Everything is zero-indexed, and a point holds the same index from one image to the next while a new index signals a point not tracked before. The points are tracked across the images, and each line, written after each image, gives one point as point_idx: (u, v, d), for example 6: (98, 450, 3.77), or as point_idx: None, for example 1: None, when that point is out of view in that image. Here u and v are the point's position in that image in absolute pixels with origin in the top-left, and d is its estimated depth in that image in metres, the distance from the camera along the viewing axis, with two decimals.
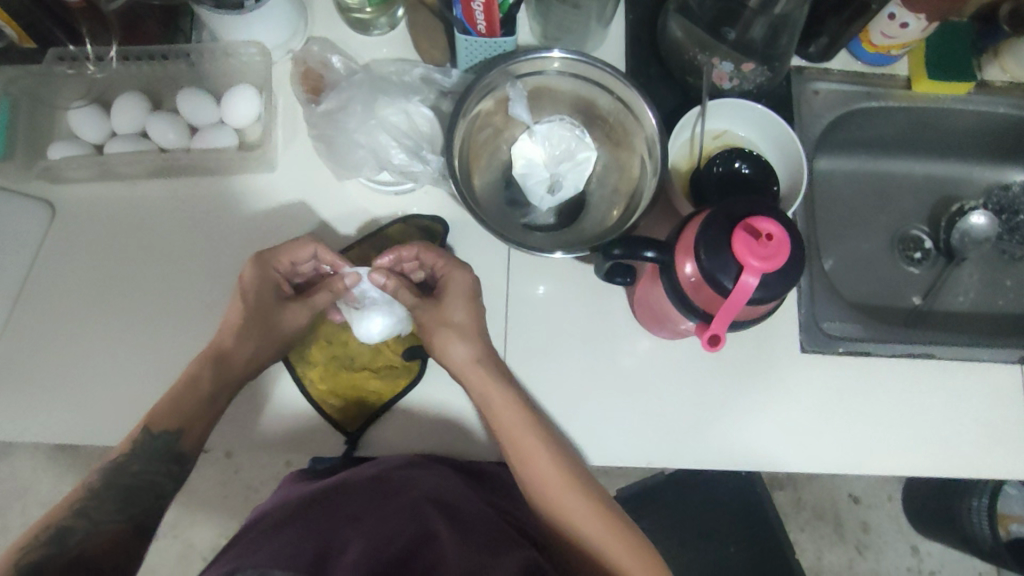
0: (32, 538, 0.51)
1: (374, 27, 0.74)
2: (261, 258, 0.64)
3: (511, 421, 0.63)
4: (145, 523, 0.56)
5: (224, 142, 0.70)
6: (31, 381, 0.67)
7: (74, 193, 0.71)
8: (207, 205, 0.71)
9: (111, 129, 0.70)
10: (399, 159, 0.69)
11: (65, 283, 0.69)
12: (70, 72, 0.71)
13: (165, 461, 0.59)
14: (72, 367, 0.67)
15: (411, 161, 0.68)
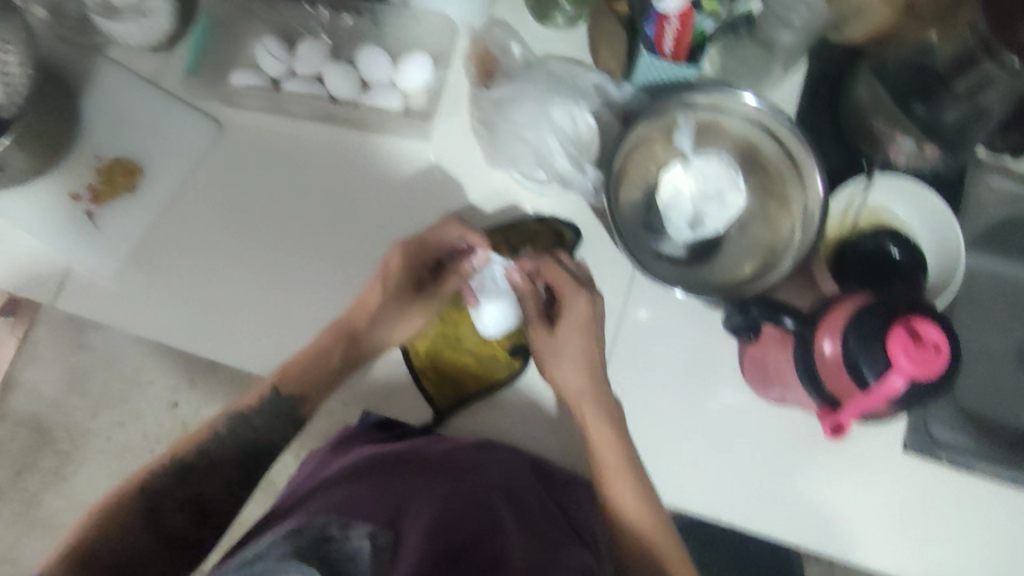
0: (163, 464, 0.62)
1: (550, 19, 0.74)
2: (409, 245, 0.67)
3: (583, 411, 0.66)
4: (254, 469, 0.65)
5: (390, 104, 0.72)
6: (166, 286, 0.71)
7: (243, 120, 0.74)
8: (359, 162, 0.73)
9: (290, 67, 0.72)
10: (561, 165, 0.69)
11: (214, 203, 0.72)
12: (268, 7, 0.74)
13: (285, 420, 0.66)
14: (208, 283, 0.71)
15: (572, 171, 0.69)
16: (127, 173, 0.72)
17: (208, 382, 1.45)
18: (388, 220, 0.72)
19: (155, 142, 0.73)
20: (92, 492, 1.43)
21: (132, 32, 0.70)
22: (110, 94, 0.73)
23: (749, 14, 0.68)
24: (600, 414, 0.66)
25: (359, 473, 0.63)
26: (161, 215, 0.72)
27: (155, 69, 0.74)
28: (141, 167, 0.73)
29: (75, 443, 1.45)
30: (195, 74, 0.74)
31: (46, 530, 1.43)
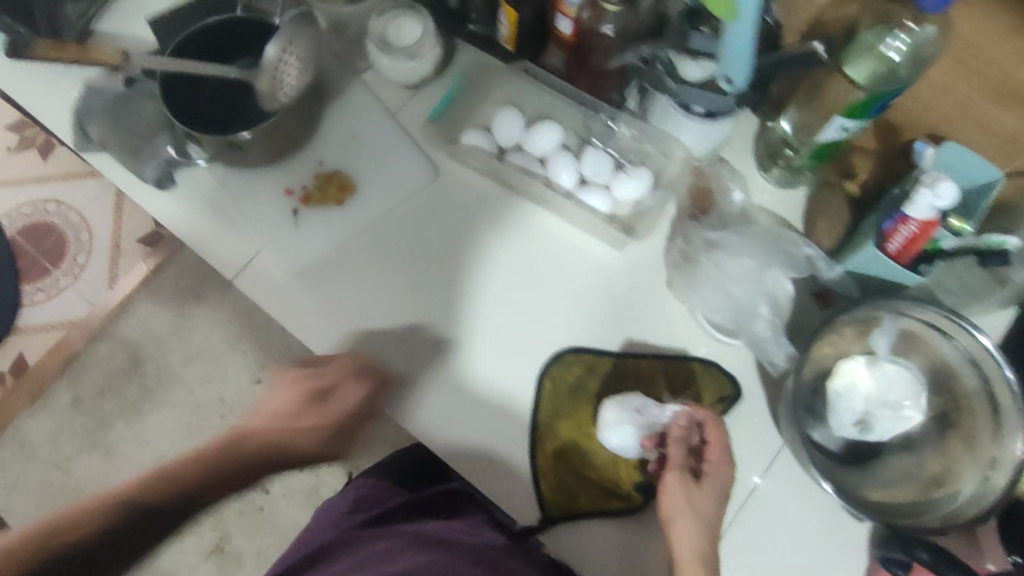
0: (90, 528, 0.66)
1: (768, 172, 0.74)
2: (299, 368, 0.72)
3: None
4: (154, 522, 0.68)
5: (599, 205, 0.73)
6: (336, 300, 0.73)
7: (457, 173, 0.75)
8: (550, 251, 0.74)
9: (520, 141, 0.74)
10: (760, 330, 0.68)
11: (405, 236, 0.74)
12: (521, 82, 0.77)
13: (173, 516, 0.69)
14: (376, 314, 0.72)
15: (769, 339, 0.68)
16: (338, 185, 0.74)
17: (296, 370, 1.49)
18: (561, 310, 0.73)
19: (373, 165, 0.75)
20: (157, 434, 1.48)
21: (396, 69, 0.74)
22: (352, 113, 0.78)
23: (1003, 247, 0.61)
24: None
25: (387, 533, 0.74)
26: (355, 239, 0.74)
27: (396, 103, 0.79)
28: (354, 185, 0.75)
29: (158, 383, 1.51)
30: (435, 121, 0.77)
31: (105, 455, 1.49)
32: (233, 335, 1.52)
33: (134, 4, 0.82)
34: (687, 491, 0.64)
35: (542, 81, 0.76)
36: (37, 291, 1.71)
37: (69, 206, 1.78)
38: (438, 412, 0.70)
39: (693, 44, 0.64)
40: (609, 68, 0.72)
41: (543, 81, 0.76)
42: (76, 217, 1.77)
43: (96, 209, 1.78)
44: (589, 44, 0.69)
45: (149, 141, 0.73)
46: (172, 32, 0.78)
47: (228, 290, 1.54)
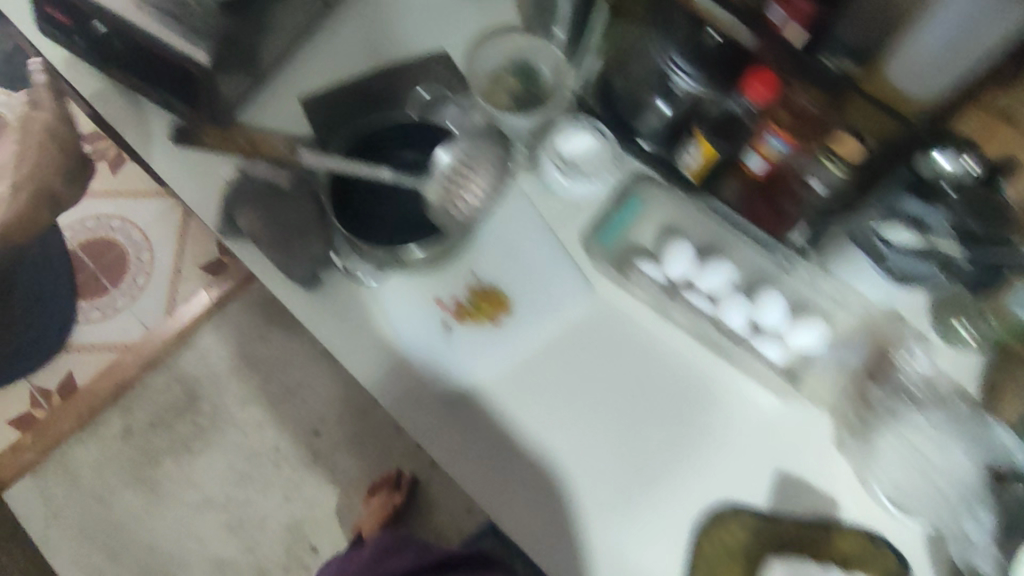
0: None
1: (952, 336, 0.68)
2: None
3: None
4: None
5: (771, 356, 0.69)
6: (479, 428, 0.70)
7: (618, 298, 0.71)
8: (710, 398, 0.70)
9: (689, 278, 0.70)
10: (966, 526, 0.62)
11: (559, 365, 0.70)
12: (693, 209, 0.73)
13: None
14: (524, 447, 0.69)
15: (972, 534, 0.61)
16: (489, 299, 0.70)
17: (358, 424, 1.43)
18: (719, 460, 0.68)
19: (529, 282, 0.71)
20: (207, 476, 1.43)
21: (570, 189, 0.72)
22: (508, 219, 0.72)
23: None
24: None
25: None
26: (506, 366, 0.70)
27: (553, 212, 0.73)
28: (509, 301, 0.70)
29: (212, 423, 1.46)
30: (603, 245, 0.72)
31: (150, 493, 1.43)
32: (296, 380, 1.47)
33: (290, 85, 0.80)
34: None
35: (717, 212, 0.72)
36: (93, 309, 1.60)
37: (132, 223, 1.65)
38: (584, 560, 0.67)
39: (903, 206, 0.58)
40: (797, 214, 0.67)
41: (717, 212, 0.72)
42: (138, 234, 1.65)
43: (161, 229, 1.65)
44: (782, 186, 0.66)
45: (298, 239, 0.69)
46: (336, 127, 0.77)
47: (295, 331, 1.50)
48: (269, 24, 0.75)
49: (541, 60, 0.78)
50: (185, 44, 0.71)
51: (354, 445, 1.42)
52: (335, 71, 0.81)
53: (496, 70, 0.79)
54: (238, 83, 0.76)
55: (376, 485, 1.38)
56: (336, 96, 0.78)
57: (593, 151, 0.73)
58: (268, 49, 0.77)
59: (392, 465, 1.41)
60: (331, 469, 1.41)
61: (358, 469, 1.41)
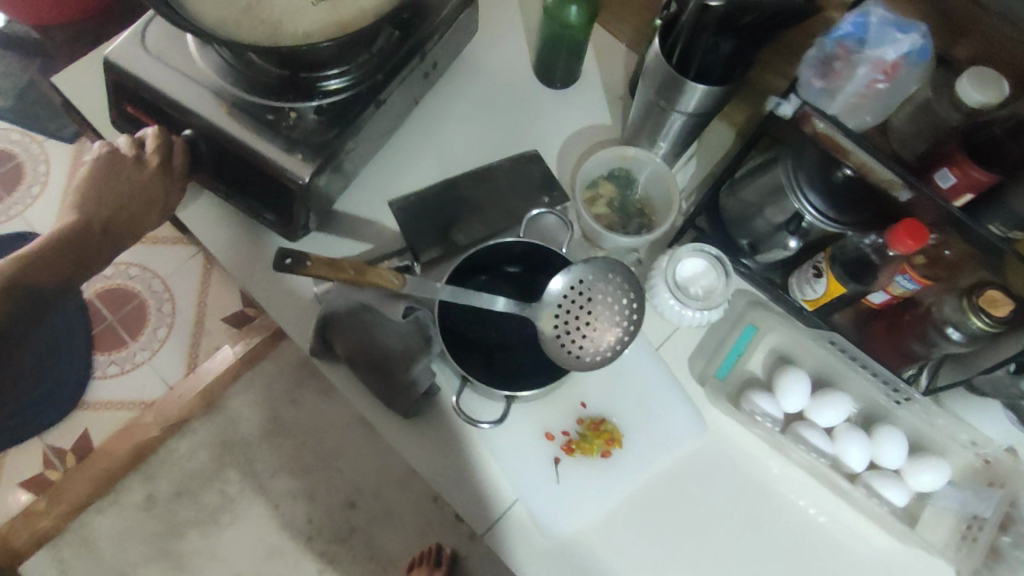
0: None
1: None
2: None
3: None
4: None
5: (894, 499, 0.66)
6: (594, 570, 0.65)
7: (732, 433, 0.69)
8: (828, 547, 0.66)
9: (804, 411, 0.69)
10: None
11: (674, 503, 0.67)
12: (816, 340, 0.70)
13: None
14: None
15: None
16: (602, 433, 0.68)
17: (394, 495, 1.41)
18: None
19: (640, 415, 0.70)
20: (236, 550, 1.37)
21: (683, 314, 0.69)
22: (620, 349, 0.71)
23: None
24: None
25: None
26: (620, 512, 0.67)
27: (660, 336, 0.72)
28: (622, 437, 0.69)
29: (241, 492, 1.41)
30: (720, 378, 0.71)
31: (174, 567, 1.36)
32: (329, 448, 1.43)
33: (381, 187, 0.78)
34: None
35: (838, 347, 0.69)
36: (111, 363, 1.47)
37: (152, 272, 1.54)
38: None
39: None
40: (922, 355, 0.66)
41: (839, 347, 0.69)
42: (158, 283, 1.53)
43: (181, 279, 1.54)
44: (906, 326, 0.66)
45: (405, 367, 0.66)
46: (430, 232, 0.74)
47: (328, 396, 1.46)
48: (361, 128, 0.71)
49: (643, 173, 0.77)
50: (283, 158, 0.67)
51: (390, 517, 1.40)
52: (425, 176, 0.79)
53: (597, 178, 0.77)
54: (329, 182, 0.71)
55: (413, 561, 1.34)
56: (427, 201, 0.76)
57: (708, 274, 0.70)
58: (356, 151, 0.73)
59: (430, 538, 1.39)
60: (367, 542, 1.39)
61: (395, 542, 1.39)
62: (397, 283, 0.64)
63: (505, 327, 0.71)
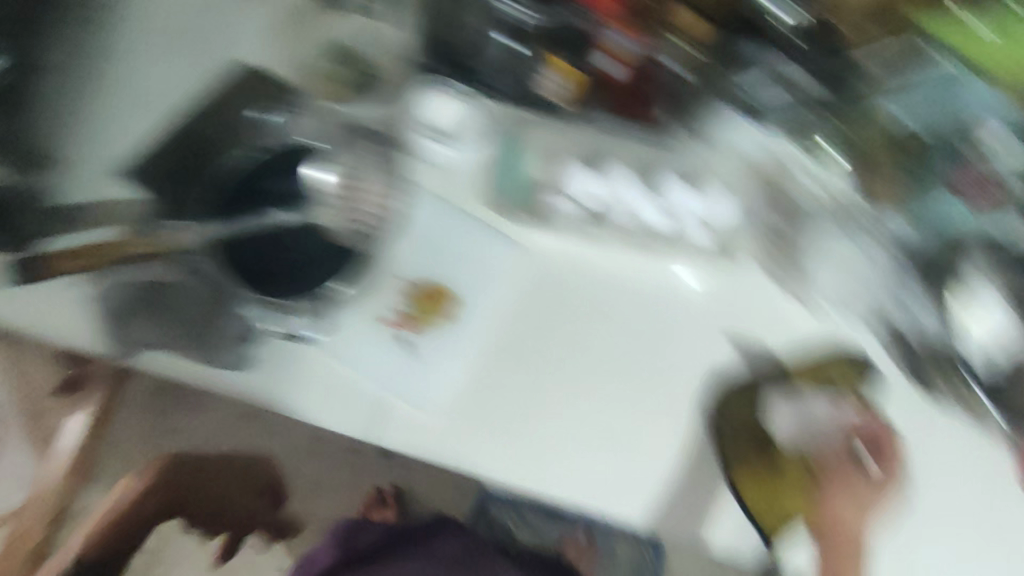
0: None
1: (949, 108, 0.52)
2: None
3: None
4: None
5: (703, 240, 0.70)
6: (472, 410, 0.70)
7: (540, 242, 0.73)
8: (661, 298, 0.72)
9: (599, 195, 0.69)
10: None
11: (515, 323, 0.71)
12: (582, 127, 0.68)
13: None
14: (520, 409, 0.70)
15: None
16: (432, 294, 0.71)
17: (301, 479, 1.26)
18: (695, 342, 0.71)
19: (460, 263, 0.71)
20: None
21: (438, 154, 0.72)
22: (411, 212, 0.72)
23: None
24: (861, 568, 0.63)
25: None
26: (478, 358, 0.70)
27: (449, 185, 0.73)
28: (451, 289, 0.71)
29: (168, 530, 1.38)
30: (511, 199, 0.71)
31: None
32: (236, 464, 1.30)
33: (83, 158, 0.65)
34: (860, 484, 0.64)
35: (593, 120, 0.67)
36: None
37: None
38: (639, 511, 0.69)
39: (741, 46, 0.57)
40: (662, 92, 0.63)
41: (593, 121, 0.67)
42: None
43: None
44: (643, 82, 0.63)
45: (211, 317, 0.67)
46: (175, 181, 0.67)
47: (202, 412, 1.25)
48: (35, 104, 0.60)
49: (359, 41, 0.72)
50: None
51: (319, 493, 1.33)
52: (131, 126, 0.66)
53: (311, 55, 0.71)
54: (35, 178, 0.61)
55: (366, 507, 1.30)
56: (154, 150, 0.67)
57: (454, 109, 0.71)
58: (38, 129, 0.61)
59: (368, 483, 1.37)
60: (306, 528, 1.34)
61: (334, 510, 1.33)
62: (152, 240, 0.63)
63: (291, 241, 0.67)
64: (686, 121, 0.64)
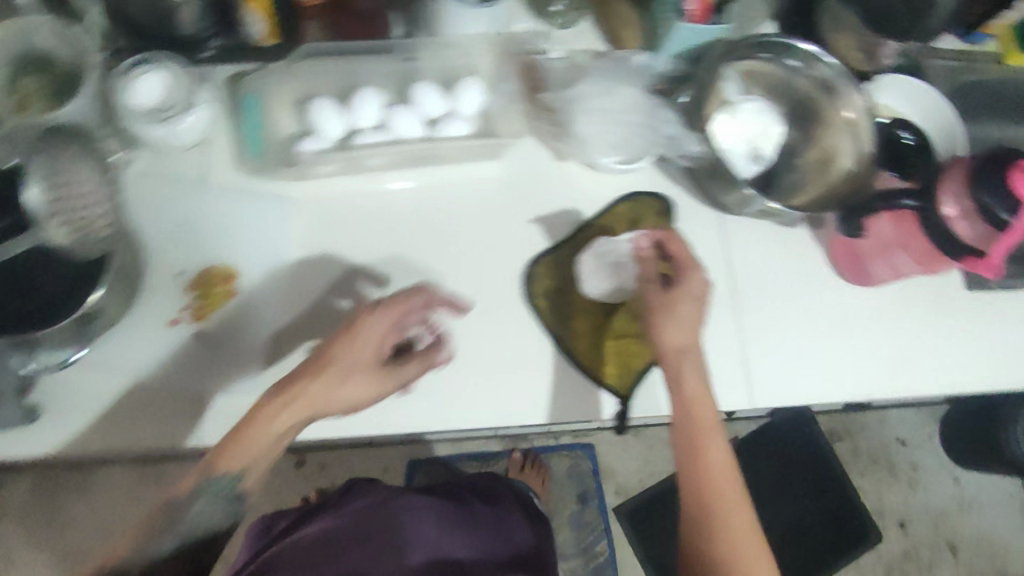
0: None
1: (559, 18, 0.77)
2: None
3: (702, 430, 0.65)
4: None
5: (459, 131, 0.72)
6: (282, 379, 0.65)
7: (317, 192, 0.70)
8: (441, 204, 0.72)
9: (348, 125, 0.70)
10: (669, 133, 0.72)
11: (305, 280, 0.68)
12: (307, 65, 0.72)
13: None
14: None
15: (683, 135, 0.72)
16: (225, 279, 0.67)
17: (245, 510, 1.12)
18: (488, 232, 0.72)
19: (235, 239, 0.68)
20: None
21: (172, 134, 0.65)
22: (163, 206, 0.68)
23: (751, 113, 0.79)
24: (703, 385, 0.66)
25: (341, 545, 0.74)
26: (277, 326, 0.67)
27: (197, 165, 0.69)
28: (234, 270, 0.67)
29: None
30: (255, 155, 0.70)
31: None
32: None
33: None
34: (660, 296, 0.67)
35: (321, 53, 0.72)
36: None
37: None
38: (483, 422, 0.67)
39: None
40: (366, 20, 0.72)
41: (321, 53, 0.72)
42: None
43: None
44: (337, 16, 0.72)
45: None
46: None
47: (47, 518, 1.07)
48: None
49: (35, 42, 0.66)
50: None
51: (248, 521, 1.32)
52: None
53: None
54: None
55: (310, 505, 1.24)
56: None
57: (160, 85, 0.64)
58: None
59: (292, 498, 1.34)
60: None
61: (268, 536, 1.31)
62: None
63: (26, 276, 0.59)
64: (407, 20, 0.74)
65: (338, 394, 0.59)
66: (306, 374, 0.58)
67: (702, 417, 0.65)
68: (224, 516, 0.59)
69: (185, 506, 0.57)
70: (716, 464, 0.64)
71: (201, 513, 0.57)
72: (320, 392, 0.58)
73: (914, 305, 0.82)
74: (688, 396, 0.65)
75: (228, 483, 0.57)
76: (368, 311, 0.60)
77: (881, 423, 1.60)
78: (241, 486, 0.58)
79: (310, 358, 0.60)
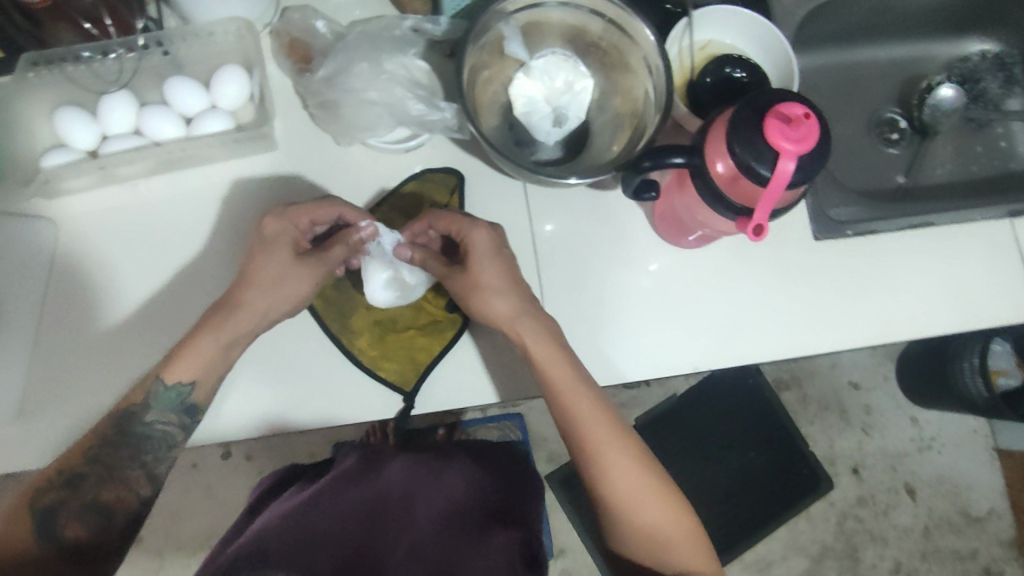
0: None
1: None
2: None
3: (556, 377, 0.61)
4: None
5: (221, 126, 0.67)
6: (43, 405, 0.65)
7: (75, 206, 0.68)
8: (203, 202, 0.69)
9: (102, 133, 0.67)
10: (416, 109, 0.69)
11: (66, 298, 0.67)
12: (42, 78, 0.67)
13: None
14: (97, 380, 0.65)
15: (428, 110, 0.68)
16: None
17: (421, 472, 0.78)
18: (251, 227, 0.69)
19: None
20: None
21: None
22: None
23: (551, 63, 0.71)
24: (540, 331, 0.62)
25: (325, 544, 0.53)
26: (37, 349, 0.66)
27: None
28: None
29: None
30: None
31: None
32: None
33: None
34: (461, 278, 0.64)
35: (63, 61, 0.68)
36: None
37: None
38: (265, 427, 0.66)
39: None
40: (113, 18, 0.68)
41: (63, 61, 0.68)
42: None
43: None
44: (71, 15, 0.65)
45: None
46: None
47: None
48: None
49: None
50: None
51: None
52: None
53: None
54: None
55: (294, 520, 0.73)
56: None
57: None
58: None
59: None
60: None
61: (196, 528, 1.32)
62: None
63: None
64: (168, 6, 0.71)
65: (272, 287, 0.61)
66: (238, 285, 0.61)
67: (560, 377, 0.61)
68: (182, 426, 0.61)
69: (136, 418, 0.59)
70: (580, 413, 0.61)
71: (155, 423, 0.60)
72: (261, 280, 0.61)
73: (752, 261, 0.76)
74: (536, 355, 0.61)
75: (179, 390, 0.59)
76: (270, 214, 0.62)
77: (831, 366, 1.42)
78: (191, 397, 0.60)
79: (241, 273, 0.62)
